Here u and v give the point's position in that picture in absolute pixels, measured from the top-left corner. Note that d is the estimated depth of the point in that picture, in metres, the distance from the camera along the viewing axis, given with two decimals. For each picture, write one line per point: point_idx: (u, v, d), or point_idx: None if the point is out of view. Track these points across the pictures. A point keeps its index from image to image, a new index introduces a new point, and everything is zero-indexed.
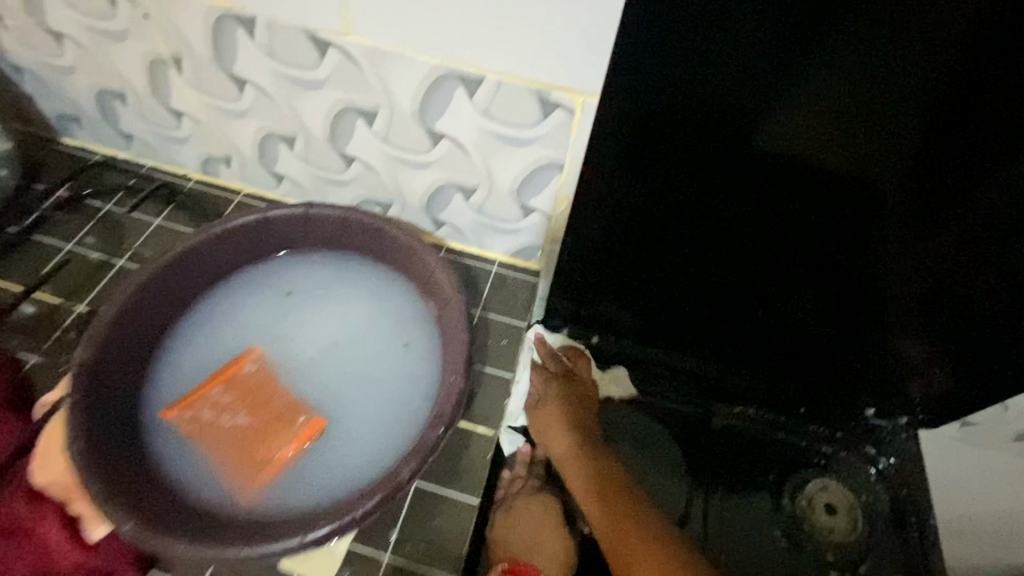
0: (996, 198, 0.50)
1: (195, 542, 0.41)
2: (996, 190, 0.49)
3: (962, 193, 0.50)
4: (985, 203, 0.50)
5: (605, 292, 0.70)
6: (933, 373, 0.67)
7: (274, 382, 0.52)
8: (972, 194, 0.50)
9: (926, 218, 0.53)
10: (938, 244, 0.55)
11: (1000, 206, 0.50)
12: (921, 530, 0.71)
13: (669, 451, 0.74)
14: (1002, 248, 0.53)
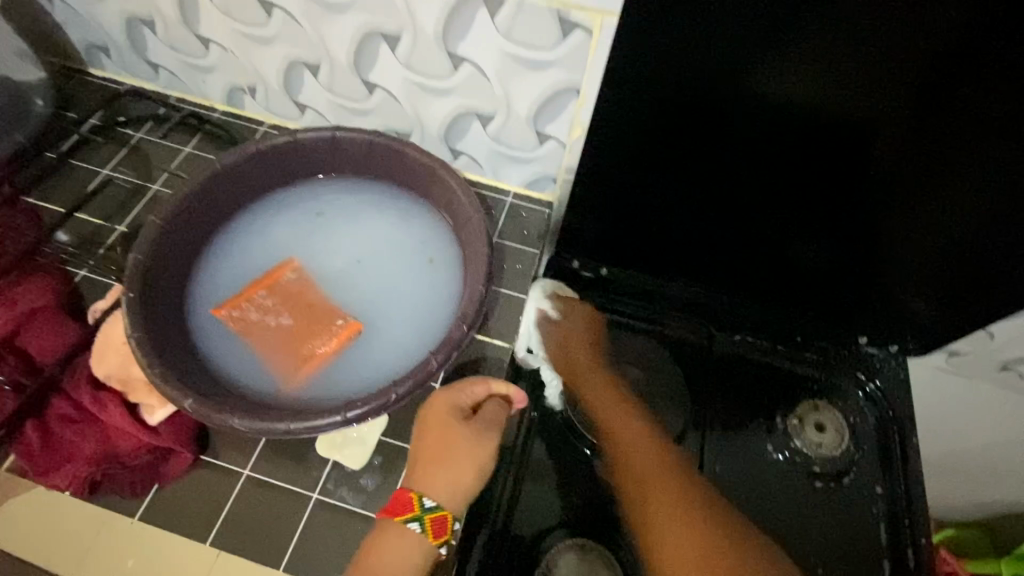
0: (991, 127, 0.53)
1: (250, 417, 0.46)
2: (989, 116, 0.53)
3: (956, 119, 0.54)
4: (980, 131, 0.54)
5: (615, 222, 0.74)
6: (923, 297, 0.72)
7: (312, 290, 0.57)
8: (966, 121, 0.54)
9: (923, 146, 0.57)
10: (935, 171, 0.59)
11: (992, 134, 0.54)
12: (905, 447, 0.73)
13: (671, 372, 0.77)
14: (997, 174, 0.56)
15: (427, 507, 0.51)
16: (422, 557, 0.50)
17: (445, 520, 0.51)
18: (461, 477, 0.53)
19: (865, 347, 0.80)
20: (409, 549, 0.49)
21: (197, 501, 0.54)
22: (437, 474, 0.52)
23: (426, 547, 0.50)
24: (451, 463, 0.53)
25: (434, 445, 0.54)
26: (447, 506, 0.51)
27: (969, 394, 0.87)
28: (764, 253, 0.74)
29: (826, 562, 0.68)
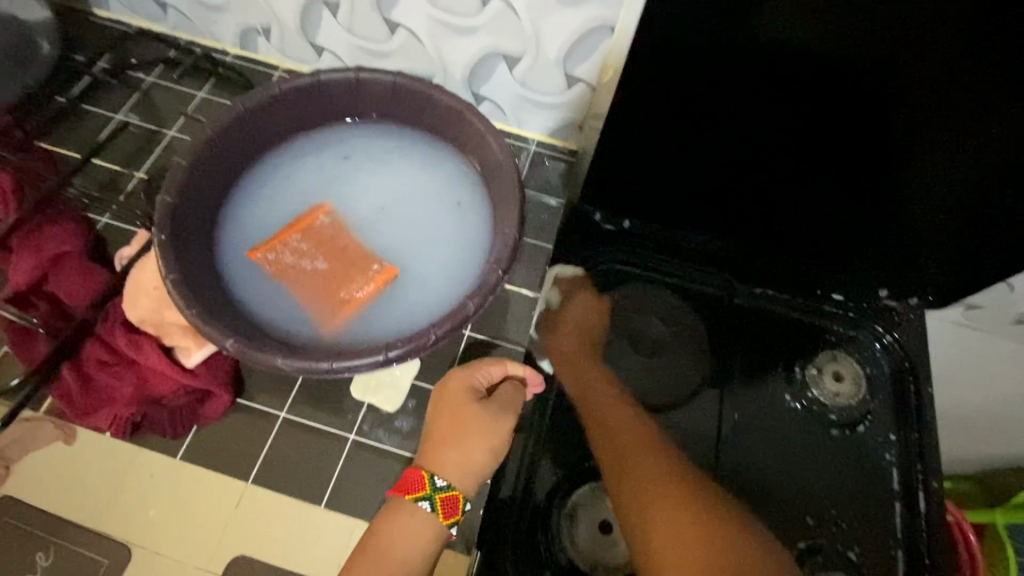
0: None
1: (291, 357, 0.46)
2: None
3: (995, 58, 0.54)
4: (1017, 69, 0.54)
5: (641, 170, 0.74)
6: (945, 247, 0.72)
7: (346, 233, 0.57)
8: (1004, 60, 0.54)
9: (957, 84, 0.57)
10: (969, 111, 0.59)
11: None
12: (919, 394, 0.75)
13: (693, 324, 0.78)
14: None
15: (439, 485, 0.50)
16: (434, 534, 0.49)
17: (457, 500, 0.50)
18: (474, 458, 0.52)
19: (885, 300, 0.80)
20: (422, 526, 0.49)
21: (236, 441, 0.55)
22: (450, 454, 0.51)
23: (437, 527, 0.49)
24: (464, 442, 0.52)
25: (448, 426, 0.53)
26: (459, 485, 0.51)
27: (981, 346, 0.89)
28: (790, 204, 0.74)
29: (837, 501, 0.70)
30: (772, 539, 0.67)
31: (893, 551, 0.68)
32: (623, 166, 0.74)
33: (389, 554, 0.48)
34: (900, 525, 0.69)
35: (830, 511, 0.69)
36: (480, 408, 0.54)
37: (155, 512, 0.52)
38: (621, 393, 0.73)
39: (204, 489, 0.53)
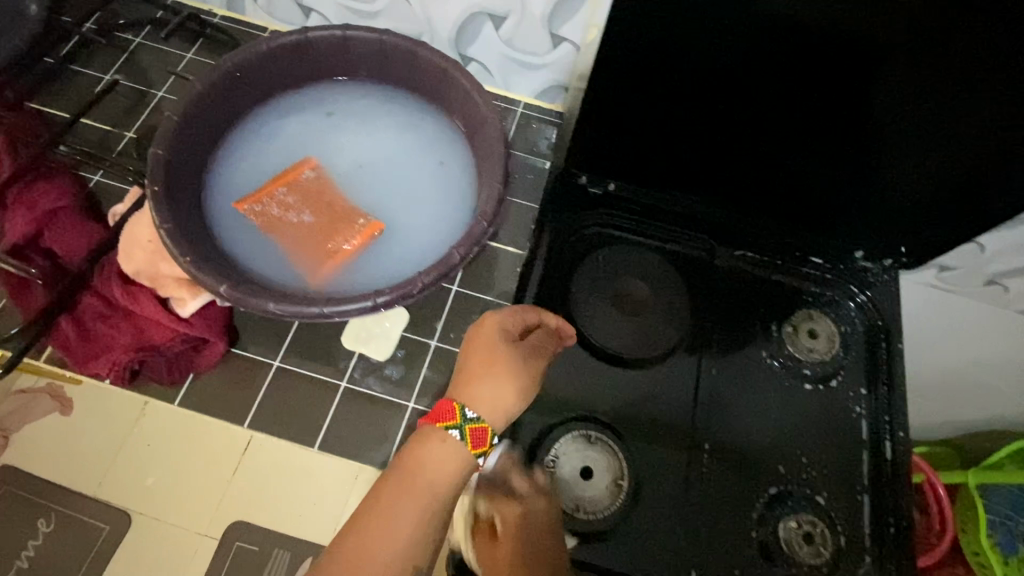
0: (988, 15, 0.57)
1: (282, 303, 0.48)
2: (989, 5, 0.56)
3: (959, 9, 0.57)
4: (979, 20, 0.57)
5: (624, 131, 0.76)
6: (918, 208, 0.75)
7: (331, 187, 0.59)
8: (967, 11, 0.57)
9: (924, 38, 0.60)
10: (936, 66, 0.62)
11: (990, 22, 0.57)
12: (890, 350, 0.79)
13: (674, 283, 0.80)
14: (993, 69, 0.59)
15: (470, 416, 0.52)
16: (460, 462, 0.51)
17: (485, 432, 0.52)
18: (509, 392, 0.55)
19: (861, 261, 0.83)
20: (448, 454, 0.51)
21: (232, 385, 0.57)
22: (483, 388, 0.54)
23: (465, 456, 0.51)
24: (502, 374, 0.55)
25: (481, 363, 0.56)
26: (488, 419, 0.53)
27: (952, 307, 0.92)
28: (769, 167, 0.76)
29: (807, 449, 0.74)
30: (746, 485, 0.71)
31: (860, 495, 0.72)
32: (609, 128, 0.76)
33: (415, 480, 0.50)
34: (867, 472, 0.73)
35: (801, 459, 0.73)
36: (516, 347, 0.57)
37: (154, 479, 0.55)
38: (603, 350, 0.75)
39: (204, 454, 0.55)
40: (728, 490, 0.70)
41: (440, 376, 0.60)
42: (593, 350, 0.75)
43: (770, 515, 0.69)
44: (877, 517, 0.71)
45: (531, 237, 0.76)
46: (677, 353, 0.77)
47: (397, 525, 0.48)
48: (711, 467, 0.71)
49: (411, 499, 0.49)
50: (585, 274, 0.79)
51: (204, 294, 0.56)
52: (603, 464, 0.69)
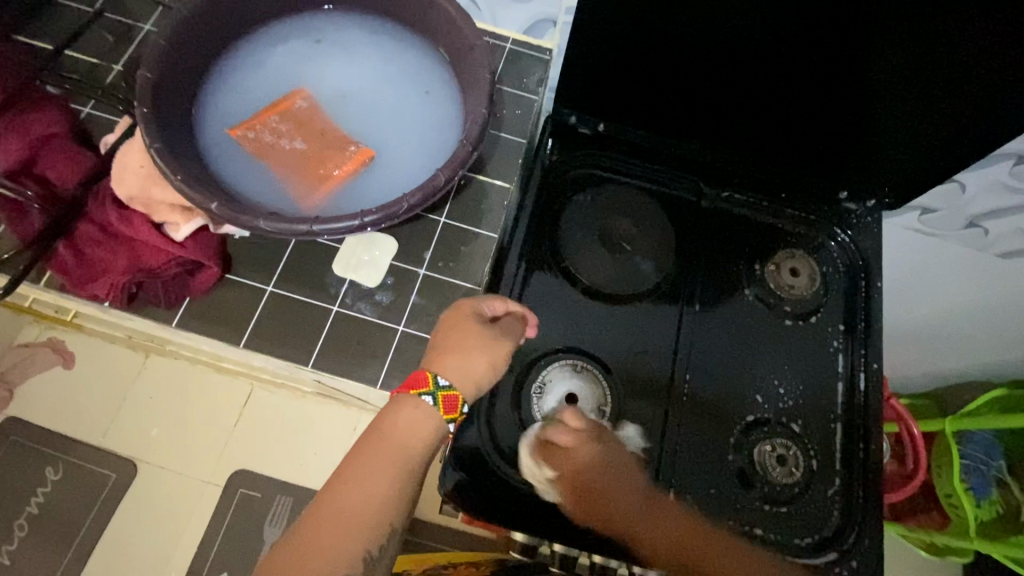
0: None
1: (271, 220, 0.50)
2: None
3: None
4: None
5: (609, 70, 0.77)
6: (902, 147, 0.75)
7: (321, 115, 0.60)
8: None
9: None
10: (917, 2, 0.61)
11: None
12: (869, 288, 0.81)
13: (661, 223, 0.82)
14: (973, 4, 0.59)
15: (441, 384, 0.55)
16: (433, 428, 0.54)
17: (456, 399, 0.55)
18: (473, 368, 0.56)
19: (845, 202, 0.84)
20: (421, 420, 0.54)
21: (228, 308, 0.59)
22: (452, 361, 0.56)
23: (437, 420, 0.54)
24: (468, 351, 0.56)
25: (452, 341, 0.57)
26: (457, 387, 0.56)
27: (934, 250, 0.95)
28: (754, 108, 0.77)
29: (784, 381, 0.77)
30: (723, 413, 0.74)
31: (834, 424, 0.75)
32: (596, 66, 0.76)
33: (391, 442, 0.53)
34: (841, 403, 0.76)
35: (779, 390, 0.76)
36: (484, 329, 0.58)
37: (157, 429, 0.79)
38: (590, 287, 0.78)
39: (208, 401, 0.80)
40: (706, 417, 0.74)
41: (429, 302, 0.62)
42: (582, 288, 0.78)
43: (745, 441, 0.73)
44: (848, 442, 0.74)
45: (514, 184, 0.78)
46: (661, 289, 0.79)
47: (374, 482, 0.52)
48: (692, 400, 0.74)
49: (387, 461, 0.53)
50: (572, 217, 0.80)
51: (196, 219, 0.57)
52: (587, 391, 0.72)
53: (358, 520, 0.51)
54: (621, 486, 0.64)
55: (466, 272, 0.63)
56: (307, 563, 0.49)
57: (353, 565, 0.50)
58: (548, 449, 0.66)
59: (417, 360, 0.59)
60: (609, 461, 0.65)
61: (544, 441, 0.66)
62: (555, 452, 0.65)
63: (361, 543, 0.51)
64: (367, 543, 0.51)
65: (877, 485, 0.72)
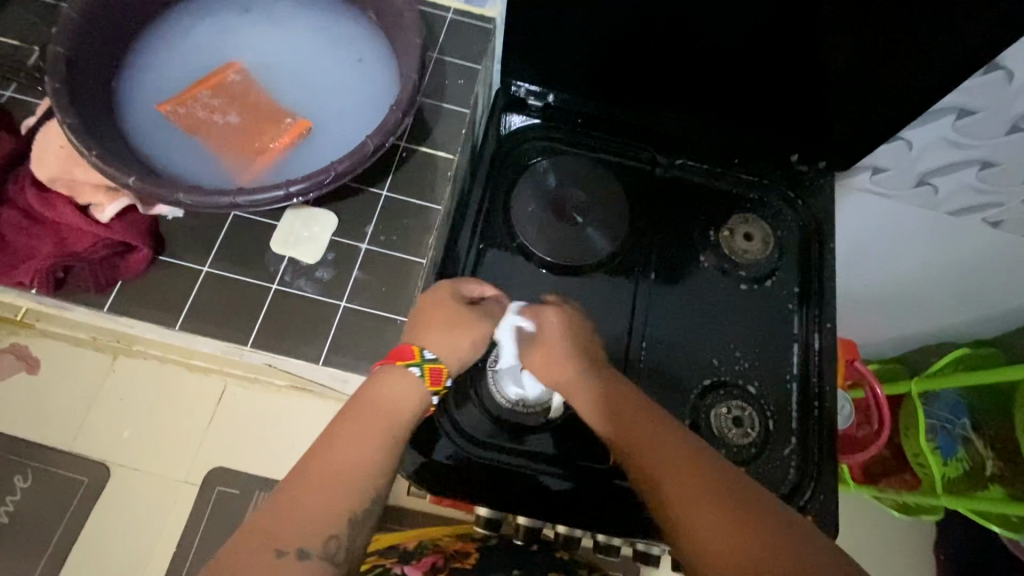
0: None
1: (193, 193, 0.49)
2: None
3: None
4: None
5: (556, 35, 0.76)
6: (847, 105, 0.75)
7: (254, 87, 0.59)
8: None
9: None
10: None
11: None
12: (821, 249, 0.81)
13: (615, 192, 0.81)
14: None
15: (428, 357, 0.56)
16: (419, 398, 0.55)
17: (441, 371, 0.56)
18: (457, 344, 0.57)
19: (797, 164, 0.84)
20: (408, 391, 0.55)
21: (162, 290, 0.58)
22: (439, 335, 0.57)
23: (423, 391, 0.55)
24: (453, 329, 0.57)
25: (436, 318, 0.58)
26: (444, 360, 0.57)
27: (888, 210, 0.95)
28: (699, 73, 0.77)
29: (739, 344, 0.77)
30: (680, 379, 0.74)
31: (789, 384, 0.76)
32: (541, 32, 0.76)
33: (378, 409, 0.53)
34: (796, 362, 0.77)
35: (734, 353, 0.76)
36: (468, 310, 0.59)
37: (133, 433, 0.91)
38: (548, 262, 0.77)
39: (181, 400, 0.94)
40: (662, 384, 0.74)
41: (372, 278, 0.61)
42: (540, 264, 0.77)
43: (702, 404, 0.73)
44: (803, 400, 0.75)
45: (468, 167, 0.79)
46: (616, 259, 0.79)
47: (357, 447, 0.51)
48: (647, 368, 0.75)
49: (374, 428, 0.52)
50: (524, 189, 0.80)
51: (121, 198, 0.56)
52: None
53: (346, 483, 0.50)
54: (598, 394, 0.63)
55: (408, 245, 0.62)
56: (292, 521, 0.48)
57: (338, 526, 0.49)
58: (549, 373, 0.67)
59: (360, 335, 0.59)
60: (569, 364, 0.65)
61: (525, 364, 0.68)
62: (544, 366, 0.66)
63: (346, 504, 0.50)
64: (351, 504, 0.50)
65: (831, 441, 0.73)
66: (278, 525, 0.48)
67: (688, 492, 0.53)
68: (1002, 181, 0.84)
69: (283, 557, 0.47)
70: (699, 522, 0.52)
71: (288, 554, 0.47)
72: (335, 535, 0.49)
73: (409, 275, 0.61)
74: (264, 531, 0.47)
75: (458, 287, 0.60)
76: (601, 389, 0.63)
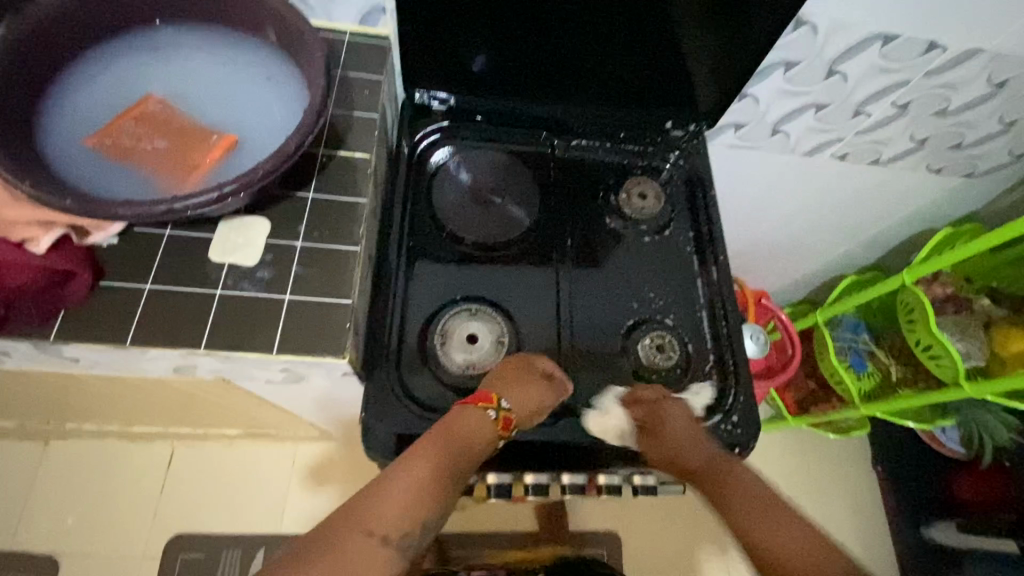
0: None
1: (130, 205, 0.53)
2: None
3: None
4: None
5: (446, 44, 0.84)
6: (701, 70, 0.89)
7: (176, 114, 0.65)
8: None
9: None
10: None
11: None
12: (706, 197, 0.94)
13: (524, 175, 0.92)
14: None
15: (503, 406, 0.70)
16: (487, 434, 0.69)
17: (510, 421, 0.71)
18: (526, 405, 0.71)
19: (672, 130, 0.97)
20: (482, 426, 0.69)
21: (107, 312, 0.60)
22: (513, 390, 0.71)
23: (493, 430, 0.70)
24: (526, 394, 0.71)
25: (513, 377, 0.73)
26: (515, 412, 0.71)
27: (758, 160, 1.10)
28: (576, 63, 0.88)
29: (652, 286, 0.88)
30: (608, 324, 0.84)
31: (699, 312, 0.87)
32: (433, 43, 0.84)
33: (461, 434, 0.67)
34: (703, 294, 0.88)
35: (648, 294, 0.87)
36: (545, 385, 0.73)
37: (98, 496, 1.32)
38: (472, 247, 0.86)
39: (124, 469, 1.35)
40: (593, 331, 0.84)
41: (312, 272, 0.66)
42: (468, 249, 0.86)
43: (628, 341, 0.83)
44: (713, 324, 0.86)
45: (389, 173, 0.87)
46: (533, 233, 0.89)
47: (442, 466, 0.64)
48: (578, 320, 0.84)
49: (455, 454, 0.65)
50: (441, 186, 0.89)
51: (56, 230, 0.59)
52: (485, 329, 0.80)
53: (431, 491, 0.62)
54: (687, 439, 0.75)
55: (342, 237, 0.68)
56: (381, 514, 0.59)
57: (415, 527, 0.60)
58: (647, 428, 0.76)
59: (307, 324, 0.63)
60: (676, 423, 0.75)
61: (631, 406, 0.77)
62: (647, 422, 0.76)
63: (427, 510, 0.61)
64: (429, 512, 0.61)
65: (741, 352, 0.83)
66: (368, 514, 0.58)
67: (762, 518, 0.67)
68: (836, 120, 0.99)
69: (369, 539, 0.57)
70: (787, 538, 0.64)
71: (374, 537, 0.57)
72: (411, 533, 0.59)
73: (347, 262, 0.66)
74: (359, 515, 0.58)
75: (531, 361, 0.75)
76: (702, 449, 0.75)
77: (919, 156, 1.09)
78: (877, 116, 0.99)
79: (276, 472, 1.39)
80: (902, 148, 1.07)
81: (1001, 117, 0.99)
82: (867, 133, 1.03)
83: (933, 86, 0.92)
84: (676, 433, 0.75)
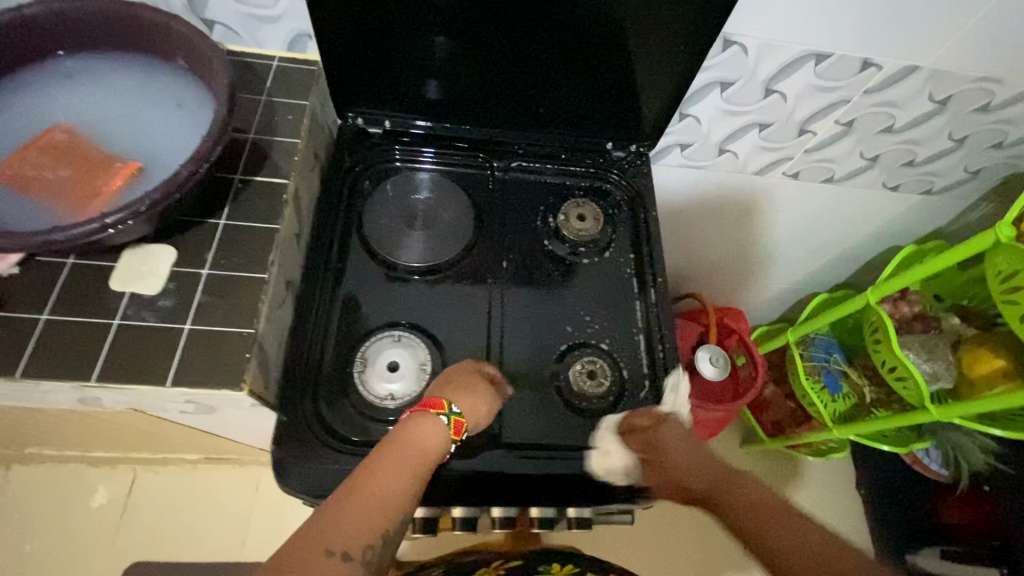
0: None
1: (9, 237, 0.53)
2: None
3: None
4: None
5: (376, 69, 0.84)
6: (636, 91, 0.88)
7: (83, 142, 0.64)
8: None
9: None
10: None
11: None
12: (647, 218, 0.92)
13: (461, 197, 0.90)
14: None
15: (455, 411, 0.68)
16: (443, 441, 0.66)
17: (462, 425, 0.68)
18: (477, 408, 0.70)
19: (613, 151, 0.97)
20: (435, 434, 0.65)
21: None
22: (464, 392, 0.70)
23: (446, 438, 0.66)
24: (478, 396, 0.70)
25: (466, 382, 0.71)
26: (466, 416, 0.69)
27: (708, 179, 1.09)
28: (510, 85, 0.88)
29: (588, 309, 0.86)
30: (541, 349, 0.82)
31: (637, 335, 0.85)
32: (363, 68, 0.84)
33: (417, 442, 0.64)
34: (642, 317, 0.86)
35: (585, 318, 0.85)
36: (493, 390, 0.73)
37: (52, 526, 1.30)
38: (405, 272, 0.84)
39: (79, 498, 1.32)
40: (527, 356, 0.82)
41: (217, 300, 0.64)
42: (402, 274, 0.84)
43: (560, 366, 0.81)
44: (651, 348, 0.84)
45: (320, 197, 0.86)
46: (469, 257, 0.87)
47: (397, 476, 0.60)
48: (511, 345, 0.82)
49: (410, 462, 0.62)
50: (376, 206, 0.88)
51: None
52: (408, 356, 0.77)
53: (386, 502, 0.59)
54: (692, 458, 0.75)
55: (252, 264, 0.67)
56: (338, 530, 0.55)
57: (374, 539, 0.56)
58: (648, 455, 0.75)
59: (207, 355, 0.62)
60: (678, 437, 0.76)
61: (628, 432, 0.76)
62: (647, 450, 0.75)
63: (384, 522, 0.58)
64: (387, 524, 0.58)
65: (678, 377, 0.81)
66: (326, 531, 0.55)
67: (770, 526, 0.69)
68: (781, 138, 0.98)
69: (330, 558, 0.54)
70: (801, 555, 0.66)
71: (335, 555, 0.54)
72: (372, 545, 0.56)
73: (255, 289, 0.65)
74: (317, 534, 0.54)
75: (476, 366, 0.75)
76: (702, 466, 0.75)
77: (875, 173, 1.07)
78: (824, 134, 0.97)
79: (236, 499, 1.37)
80: (855, 166, 1.05)
81: (951, 133, 0.98)
82: (815, 152, 1.01)
83: (875, 104, 0.91)
84: (677, 452, 0.75)
